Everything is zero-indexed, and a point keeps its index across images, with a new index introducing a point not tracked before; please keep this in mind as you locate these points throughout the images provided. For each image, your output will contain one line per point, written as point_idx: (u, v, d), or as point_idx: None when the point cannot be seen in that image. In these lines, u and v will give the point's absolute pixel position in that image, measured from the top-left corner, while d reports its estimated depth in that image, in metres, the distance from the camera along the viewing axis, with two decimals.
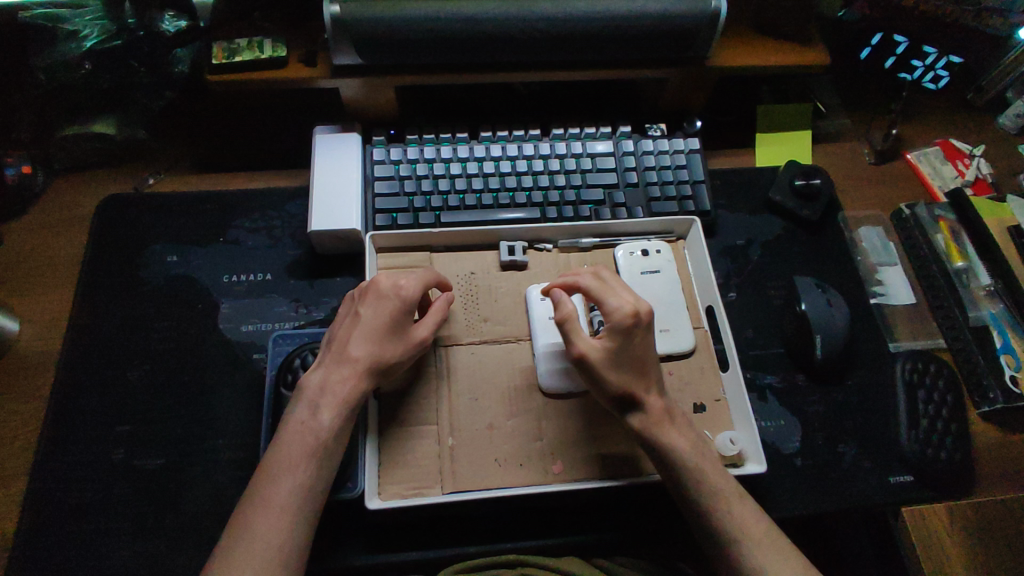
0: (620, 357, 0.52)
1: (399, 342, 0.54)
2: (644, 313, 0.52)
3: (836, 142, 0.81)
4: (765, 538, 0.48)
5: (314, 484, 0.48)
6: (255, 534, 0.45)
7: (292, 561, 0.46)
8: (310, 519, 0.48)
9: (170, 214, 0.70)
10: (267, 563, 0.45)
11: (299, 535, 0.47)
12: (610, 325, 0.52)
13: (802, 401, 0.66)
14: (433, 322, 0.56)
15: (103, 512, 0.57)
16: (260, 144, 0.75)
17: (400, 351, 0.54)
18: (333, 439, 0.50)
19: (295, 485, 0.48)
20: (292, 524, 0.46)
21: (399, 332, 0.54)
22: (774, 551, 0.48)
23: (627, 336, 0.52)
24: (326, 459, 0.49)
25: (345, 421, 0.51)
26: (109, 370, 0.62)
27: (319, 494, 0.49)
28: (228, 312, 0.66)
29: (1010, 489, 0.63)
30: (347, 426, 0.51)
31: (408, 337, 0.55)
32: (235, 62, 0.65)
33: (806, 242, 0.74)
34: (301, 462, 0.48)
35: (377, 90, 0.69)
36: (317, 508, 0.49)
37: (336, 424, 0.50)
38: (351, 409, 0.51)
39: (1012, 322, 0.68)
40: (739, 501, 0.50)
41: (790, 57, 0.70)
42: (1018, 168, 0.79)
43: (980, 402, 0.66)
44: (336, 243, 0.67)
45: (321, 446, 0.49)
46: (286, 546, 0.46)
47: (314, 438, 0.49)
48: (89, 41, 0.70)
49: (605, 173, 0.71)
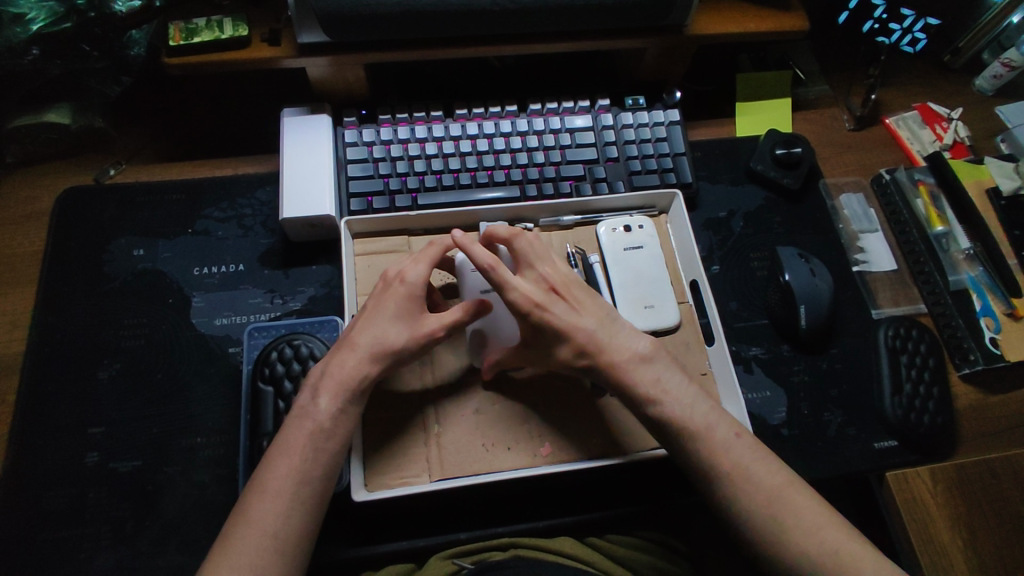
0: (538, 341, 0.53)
1: (416, 325, 0.52)
2: (536, 299, 0.52)
3: (816, 109, 0.80)
4: (738, 463, 0.49)
5: (313, 471, 0.47)
6: (252, 521, 0.45)
7: (289, 549, 0.45)
8: (313, 505, 0.47)
9: (133, 206, 0.67)
10: (262, 550, 0.44)
11: (297, 520, 0.46)
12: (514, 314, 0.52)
13: (787, 371, 0.66)
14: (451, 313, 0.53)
15: (81, 517, 0.55)
16: (225, 129, 0.72)
17: (414, 333, 0.52)
18: (331, 423, 0.48)
19: (292, 471, 0.47)
20: (288, 511, 0.46)
21: (416, 318, 0.53)
22: (751, 475, 0.48)
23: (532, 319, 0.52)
24: (323, 445, 0.48)
25: (344, 406, 0.49)
26: (78, 371, 0.60)
27: (323, 480, 0.48)
28: (200, 306, 0.64)
29: (990, 448, 0.64)
30: (349, 412, 0.49)
31: (427, 321, 0.53)
32: (194, 43, 0.61)
33: (787, 212, 0.74)
34: (299, 449, 0.47)
35: (346, 69, 0.66)
36: (322, 494, 0.48)
37: (343, 407, 0.49)
38: (352, 394, 0.49)
39: (990, 284, 0.69)
40: (716, 430, 0.50)
41: (769, 23, 0.69)
42: (994, 130, 0.79)
43: (961, 364, 0.67)
44: (310, 230, 0.65)
45: (318, 431, 0.48)
46: (280, 534, 0.45)
47: (309, 423, 0.48)
48: (36, 24, 0.60)
49: (585, 149, 0.69)
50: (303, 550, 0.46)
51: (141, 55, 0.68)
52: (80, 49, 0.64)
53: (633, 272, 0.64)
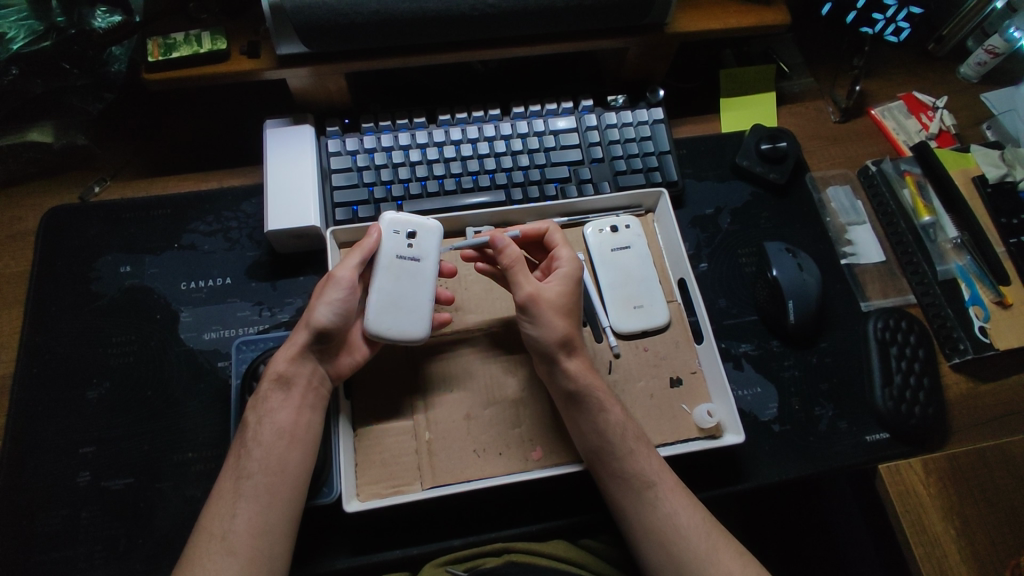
0: (566, 302, 0.55)
1: (322, 292, 0.53)
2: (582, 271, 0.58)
3: (802, 102, 0.80)
4: (701, 528, 0.50)
5: (249, 466, 0.49)
6: (206, 522, 0.47)
7: (241, 548, 0.46)
8: (263, 501, 0.48)
9: (119, 222, 0.67)
10: (214, 554, 0.46)
11: (244, 522, 0.47)
12: (565, 272, 0.56)
13: (778, 367, 0.66)
14: (353, 262, 0.54)
15: (74, 536, 0.55)
16: (209, 142, 0.72)
17: (319, 301, 0.53)
18: (254, 414, 0.51)
19: (232, 472, 0.49)
20: (233, 509, 0.47)
21: (323, 287, 0.54)
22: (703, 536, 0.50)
23: (576, 284, 0.56)
24: (253, 436, 0.50)
25: (266, 393, 0.52)
26: (68, 390, 0.60)
27: (267, 475, 0.49)
28: (188, 320, 0.64)
29: (982, 437, 0.64)
30: (279, 405, 0.51)
31: (331, 282, 0.53)
32: (173, 58, 0.61)
33: (774, 207, 0.74)
34: (236, 453, 0.50)
35: (327, 78, 0.66)
36: (269, 489, 0.48)
37: (262, 395, 0.52)
38: (269, 378, 0.52)
39: (978, 273, 0.69)
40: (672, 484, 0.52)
41: (751, 18, 0.69)
42: (981, 117, 0.79)
43: (951, 354, 0.67)
44: (296, 241, 0.65)
45: (251, 424, 0.51)
46: (228, 534, 0.46)
47: (243, 425, 0.52)
48: (15, 43, 0.61)
49: (569, 150, 0.69)
50: (260, 549, 0.47)
51: (122, 71, 0.68)
52: (61, 66, 0.64)
53: (620, 272, 0.64)
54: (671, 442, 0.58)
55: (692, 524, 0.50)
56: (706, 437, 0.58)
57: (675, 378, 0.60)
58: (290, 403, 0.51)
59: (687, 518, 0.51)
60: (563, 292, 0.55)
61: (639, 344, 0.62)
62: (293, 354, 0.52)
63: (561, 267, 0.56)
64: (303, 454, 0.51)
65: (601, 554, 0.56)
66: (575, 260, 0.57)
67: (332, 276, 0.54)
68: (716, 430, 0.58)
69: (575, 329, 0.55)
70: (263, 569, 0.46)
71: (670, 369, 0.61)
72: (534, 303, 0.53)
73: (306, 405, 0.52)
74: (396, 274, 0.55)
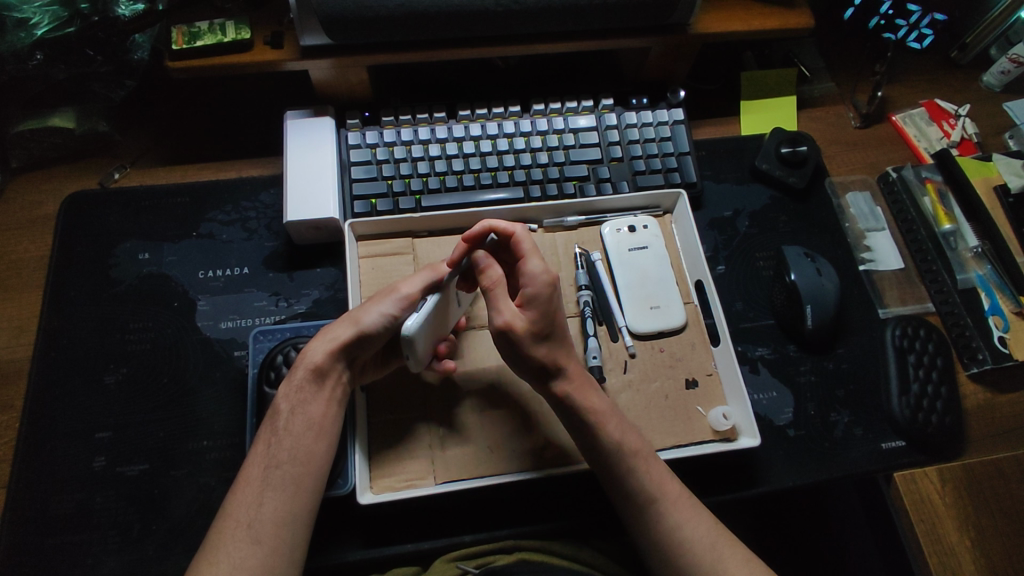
0: (541, 330, 0.49)
1: (382, 297, 0.53)
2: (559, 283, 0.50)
3: (823, 107, 0.79)
4: (724, 535, 0.50)
5: (279, 455, 0.49)
6: (231, 510, 0.47)
7: (265, 537, 0.46)
8: (288, 492, 0.48)
9: (139, 209, 0.67)
10: (240, 542, 0.46)
11: (270, 511, 0.47)
12: (532, 294, 0.49)
13: (794, 372, 0.66)
14: (420, 279, 0.54)
15: (88, 521, 0.55)
16: (229, 132, 0.72)
17: (378, 305, 0.53)
18: (286, 404, 0.50)
19: (261, 460, 0.49)
20: (259, 498, 0.47)
21: (382, 293, 0.54)
22: (726, 545, 0.50)
23: (546, 303, 0.49)
24: (284, 427, 0.50)
25: (299, 384, 0.51)
26: (85, 375, 0.60)
27: (294, 466, 0.49)
28: (205, 309, 0.64)
29: (999, 446, 0.64)
30: (313, 400, 0.51)
31: (394, 292, 0.53)
32: (197, 47, 0.61)
33: (794, 210, 0.73)
34: (265, 441, 0.50)
35: (349, 71, 0.66)
36: (295, 480, 0.48)
37: (295, 385, 0.51)
38: (304, 369, 0.51)
39: (999, 283, 0.68)
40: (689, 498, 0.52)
41: (775, 21, 0.68)
42: (1004, 126, 0.78)
43: (969, 364, 0.66)
44: (314, 233, 0.65)
45: (279, 416, 0.50)
46: (255, 522, 0.46)
47: (271, 414, 0.51)
48: (40, 30, 0.61)
49: (589, 148, 0.69)
50: (283, 539, 0.47)
51: (144, 59, 0.68)
52: (85, 53, 0.65)
53: (637, 272, 0.64)
54: (684, 444, 0.57)
55: (713, 534, 0.50)
56: (720, 439, 0.58)
57: (690, 379, 0.60)
58: (322, 397, 0.51)
59: (712, 523, 0.51)
60: (534, 319, 0.49)
61: (654, 344, 0.62)
62: (332, 349, 0.51)
63: (529, 285, 0.49)
64: (328, 445, 0.51)
65: (615, 556, 0.56)
66: (547, 273, 0.49)
67: (398, 287, 0.54)
68: (731, 433, 0.58)
69: (557, 354, 0.51)
70: (285, 559, 0.46)
71: (686, 371, 0.61)
72: (505, 336, 0.49)
73: (336, 399, 0.52)
74: (445, 306, 0.54)
